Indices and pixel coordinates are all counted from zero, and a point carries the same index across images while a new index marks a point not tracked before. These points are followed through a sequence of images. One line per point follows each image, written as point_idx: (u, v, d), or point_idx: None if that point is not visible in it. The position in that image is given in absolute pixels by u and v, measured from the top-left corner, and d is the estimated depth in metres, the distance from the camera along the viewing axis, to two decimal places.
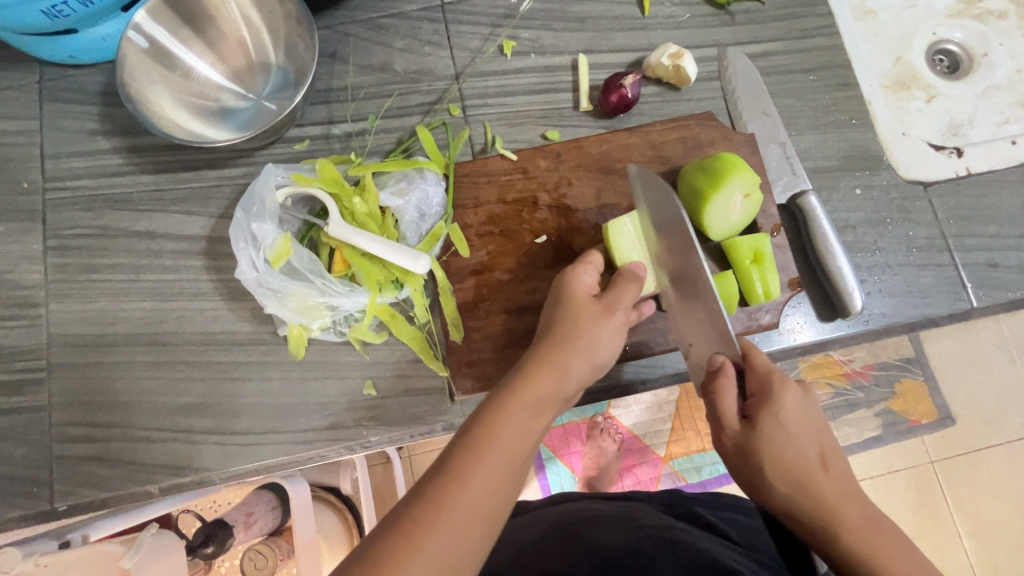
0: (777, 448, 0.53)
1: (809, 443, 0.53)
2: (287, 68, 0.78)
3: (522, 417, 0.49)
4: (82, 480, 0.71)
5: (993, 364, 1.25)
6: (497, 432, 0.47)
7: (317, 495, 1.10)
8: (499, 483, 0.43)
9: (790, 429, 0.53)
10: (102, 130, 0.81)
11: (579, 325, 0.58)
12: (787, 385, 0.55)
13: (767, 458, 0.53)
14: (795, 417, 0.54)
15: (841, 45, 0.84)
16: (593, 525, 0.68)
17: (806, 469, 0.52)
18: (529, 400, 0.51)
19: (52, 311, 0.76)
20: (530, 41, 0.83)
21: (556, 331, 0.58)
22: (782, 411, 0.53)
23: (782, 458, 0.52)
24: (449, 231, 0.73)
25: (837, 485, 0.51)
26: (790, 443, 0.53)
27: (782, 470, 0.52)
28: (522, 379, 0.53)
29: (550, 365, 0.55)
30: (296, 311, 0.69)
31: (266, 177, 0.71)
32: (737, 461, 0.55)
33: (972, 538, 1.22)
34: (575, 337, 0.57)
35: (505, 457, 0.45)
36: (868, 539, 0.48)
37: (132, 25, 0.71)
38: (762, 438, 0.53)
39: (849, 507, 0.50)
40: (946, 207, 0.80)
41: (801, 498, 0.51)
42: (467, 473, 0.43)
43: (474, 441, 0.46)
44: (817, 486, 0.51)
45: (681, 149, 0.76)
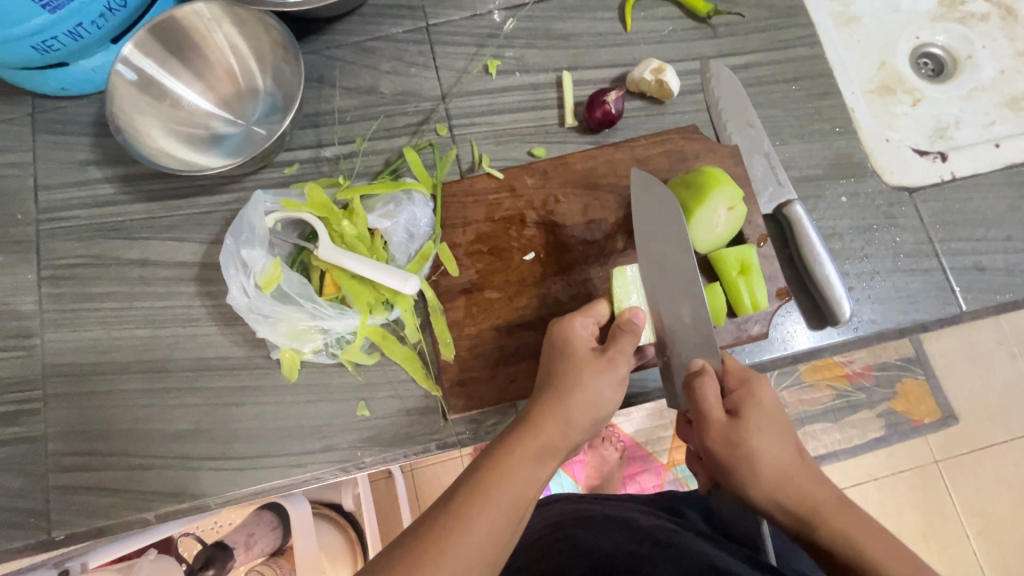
0: (763, 441, 0.56)
1: (786, 435, 0.57)
2: (275, 94, 0.79)
3: (527, 462, 0.50)
4: (78, 509, 0.72)
5: (993, 362, 1.25)
6: (502, 474, 0.48)
7: (319, 512, 1.08)
8: (498, 527, 0.45)
9: (771, 423, 0.57)
10: (94, 160, 0.82)
11: (581, 374, 0.57)
12: (763, 382, 0.59)
13: (755, 450, 0.56)
14: (772, 412, 0.58)
15: (822, 54, 0.85)
16: (588, 527, 0.67)
17: (787, 459, 0.56)
18: (536, 445, 0.52)
19: (48, 340, 0.77)
20: (515, 60, 0.84)
21: (558, 379, 0.57)
22: (761, 406, 0.58)
23: (766, 450, 0.56)
24: (438, 251, 0.73)
25: (810, 473, 0.56)
26: (771, 435, 0.57)
27: (770, 461, 0.55)
28: (529, 424, 0.54)
29: (559, 413, 0.54)
30: (288, 336, 0.70)
31: (255, 204, 0.71)
32: (726, 457, 0.57)
33: (979, 537, 1.21)
34: (577, 385, 0.56)
35: (508, 502, 0.47)
36: (849, 519, 0.52)
37: (121, 59, 0.73)
38: (749, 431, 0.56)
39: (824, 491, 0.55)
40: (932, 212, 0.80)
41: (785, 488, 0.55)
42: (471, 515, 0.45)
43: (479, 480, 0.48)
44: (796, 475, 0.55)
45: (666, 163, 0.77)
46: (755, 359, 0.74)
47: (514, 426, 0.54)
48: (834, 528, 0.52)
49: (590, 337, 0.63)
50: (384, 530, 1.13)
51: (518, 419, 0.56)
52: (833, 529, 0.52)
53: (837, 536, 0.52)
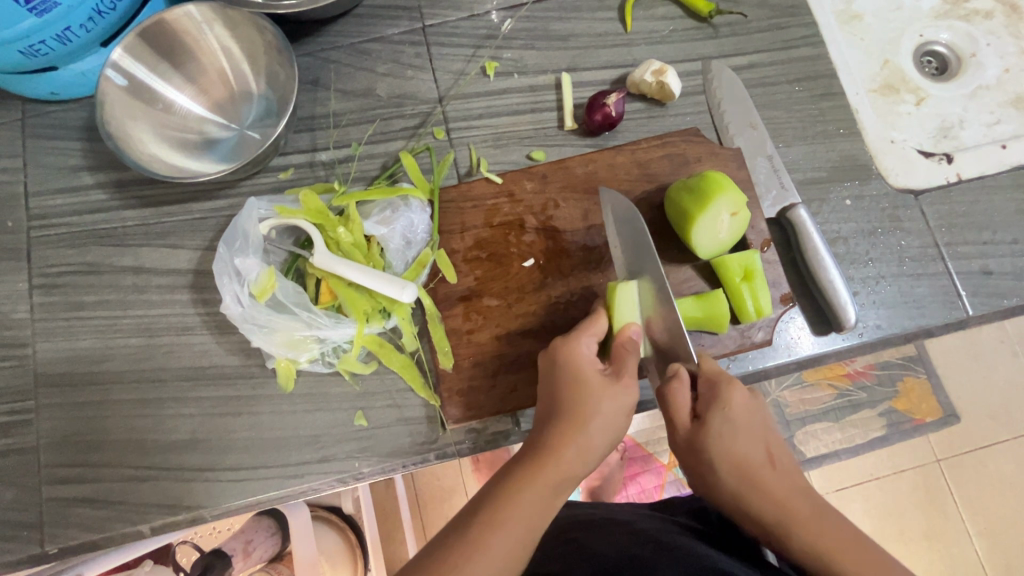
0: (727, 448, 0.54)
1: (754, 440, 0.55)
2: (269, 97, 0.78)
3: (530, 503, 0.48)
4: (72, 522, 0.70)
5: (995, 362, 1.24)
6: (503, 518, 0.46)
7: (316, 513, 1.06)
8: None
9: (737, 430, 0.55)
10: (85, 166, 0.80)
11: (593, 404, 0.53)
12: (733, 386, 0.55)
13: (718, 457, 0.54)
14: (741, 416, 0.55)
15: (826, 54, 0.84)
16: (591, 532, 0.64)
17: (754, 467, 0.54)
18: (552, 474, 0.50)
19: (40, 350, 0.75)
20: (513, 61, 0.82)
21: (573, 404, 0.54)
22: (728, 413, 0.55)
23: (729, 457, 0.54)
24: (436, 258, 0.72)
25: (778, 479, 0.54)
26: (737, 442, 0.54)
27: (733, 468, 0.54)
28: (538, 456, 0.51)
29: (575, 441, 0.52)
30: (284, 345, 0.69)
31: (249, 211, 0.70)
32: (689, 459, 0.57)
33: (982, 537, 1.21)
34: (586, 418, 0.53)
35: (522, 533, 0.46)
36: (819, 531, 0.51)
37: (111, 63, 0.71)
38: (713, 437, 0.54)
39: (795, 500, 0.53)
40: (938, 214, 0.79)
41: (752, 498, 0.54)
42: (484, 547, 0.44)
43: (481, 525, 0.46)
44: (764, 483, 0.54)
45: (668, 166, 0.75)
46: (758, 366, 0.73)
47: (524, 457, 0.52)
48: (802, 539, 0.51)
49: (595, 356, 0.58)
50: (384, 532, 1.11)
51: (525, 448, 0.53)
52: (799, 542, 0.51)
53: (803, 550, 0.51)
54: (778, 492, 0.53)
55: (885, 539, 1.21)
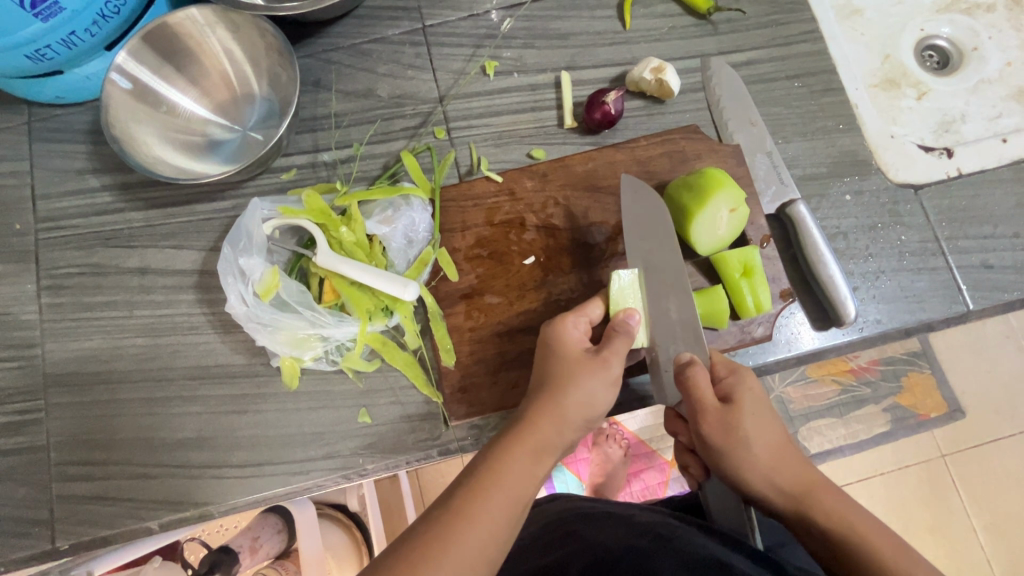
0: (755, 426, 0.58)
1: (774, 421, 0.59)
2: (272, 99, 0.79)
3: (517, 469, 0.50)
4: (82, 519, 0.72)
5: (1000, 356, 1.24)
6: (492, 484, 0.48)
7: (322, 511, 1.08)
8: (489, 538, 0.45)
9: (761, 411, 0.59)
10: (91, 168, 0.81)
11: (574, 378, 0.57)
12: (750, 374, 0.61)
13: (750, 435, 0.58)
14: (761, 397, 0.60)
15: (825, 50, 0.84)
16: (590, 522, 0.65)
17: (775, 445, 0.58)
18: (531, 446, 0.52)
19: (49, 349, 0.77)
20: (512, 60, 0.83)
21: (554, 378, 0.57)
22: (752, 395, 0.59)
23: (758, 436, 0.58)
24: (438, 256, 0.73)
25: (794, 456, 0.59)
26: (761, 419, 0.59)
27: (762, 446, 0.58)
28: (523, 429, 0.54)
29: (554, 413, 0.55)
30: (288, 344, 0.70)
31: (252, 211, 0.71)
32: (720, 442, 0.58)
33: (987, 532, 1.21)
34: (566, 391, 0.56)
35: (509, 503, 0.48)
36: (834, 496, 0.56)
37: (115, 67, 0.72)
38: (744, 417, 0.58)
39: (809, 470, 0.58)
40: (938, 209, 0.79)
41: (777, 474, 0.57)
42: (472, 515, 0.46)
43: (470, 492, 0.48)
44: (785, 454, 0.58)
45: (667, 164, 0.76)
46: (759, 361, 0.73)
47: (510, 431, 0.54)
48: (823, 509, 0.56)
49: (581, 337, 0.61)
50: (390, 529, 1.12)
51: (511, 424, 0.55)
52: (822, 512, 0.55)
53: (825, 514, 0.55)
54: (798, 468, 0.58)
55: None
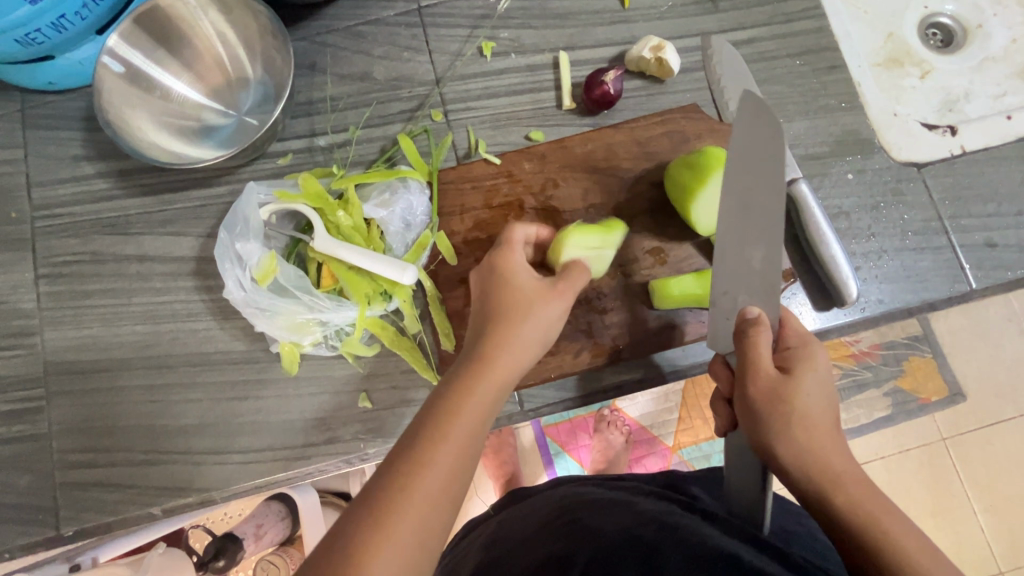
0: (806, 398, 0.54)
1: (829, 405, 0.54)
2: (266, 82, 0.78)
3: (489, 394, 0.50)
4: (85, 505, 0.72)
5: (1002, 339, 1.23)
6: (458, 409, 0.47)
7: (327, 500, 1.06)
8: (457, 462, 0.44)
9: (816, 390, 0.55)
10: (86, 155, 0.81)
11: (529, 306, 0.57)
12: (818, 355, 0.57)
13: (796, 406, 0.53)
14: (822, 378, 0.55)
15: (828, 27, 0.83)
16: (596, 510, 0.64)
17: (821, 426, 0.53)
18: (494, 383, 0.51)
19: (48, 337, 0.76)
20: (510, 41, 0.82)
21: (510, 308, 0.57)
22: (811, 373, 0.55)
23: (805, 412, 0.53)
24: (436, 240, 0.72)
25: (839, 448, 0.53)
26: (813, 395, 0.54)
27: (807, 418, 0.53)
28: (488, 359, 0.53)
29: (510, 342, 0.55)
30: (287, 329, 0.69)
31: (249, 196, 0.71)
32: (762, 401, 0.54)
33: (987, 513, 1.21)
34: (520, 320, 0.56)
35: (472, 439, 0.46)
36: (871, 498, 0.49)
37: (107, 50, 0.71)
38: (797, 389, 0.54)
39: (853, 466, 0.52)
40: (942, 187, 0.78)
41: (813, 453, 0.52)
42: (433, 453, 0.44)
43: (444, 418, 0.47)
44: (828, 437, 0.53)
45: (667, 144, 0.75)
46: None
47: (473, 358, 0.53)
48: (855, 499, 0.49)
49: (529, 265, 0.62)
50: None
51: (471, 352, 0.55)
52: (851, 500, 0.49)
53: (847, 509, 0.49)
54: (840, 456, 0.52)
55: None
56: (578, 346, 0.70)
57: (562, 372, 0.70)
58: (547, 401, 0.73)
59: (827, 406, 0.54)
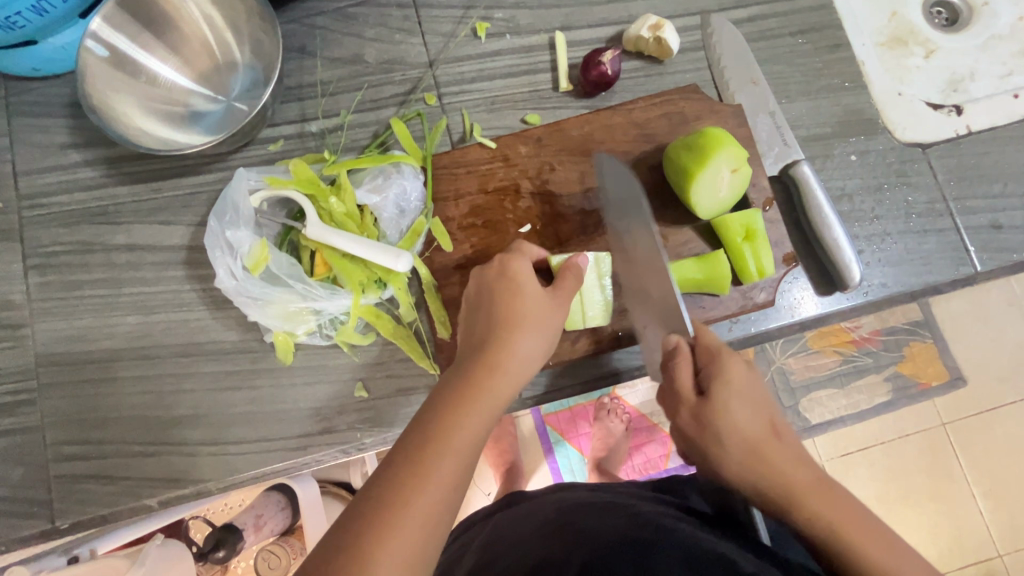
0: (733, 418, 0.56)
1: (758, 415, 0.57)
2: (255, 66, 0.76)
3: (490, 404, 0.50)
4: (81, 497, 0.71)
5: (1004, 323, 1.22)
6: (458, 424, 0.47)
7: (326, 489, 1.06)
8: (456, 481, 0.44)
9: (741, 398, 0.57)
10: (73, 143, 0.79)
11: (530, 313, 0.57)
12: (733, 359, 0.58)
13: (723, 426, 0.56)
14: (744, 387, 0.57)
15: (830, 5, 0.80)
16: (592, 513, 0.63)
17: (756, 435, 0.56)
18: (492, 392, 0.50)
19: (39, 329, 0.75)
20: (504, 22, 0.79)
21: (507, 313, 0.56)
22: (732, 383, 0.57)
23: (735, 429, 0.56)
24: (431, 226, 0.71)
25: (783, 453, 0.55)
26: (738, 411, 0.56)
27: (739, 438, 0.56)
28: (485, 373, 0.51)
29: (506, 348, 0.54)
30: (280, 318, 0.68)
31: (238, 182, 0.69)
32: (697, 431, 0.58)
33: (986, 498, 1.21)
34: (521, 328, 0.55)
35: (469, 452, 0.46)
36: (821, 501, 0.52)
37: (90, 33, 0.69)
38: (720, 411, 0.56)
39: (796, 470, 0.54)
40: (947, 168, 0.77)
41: (755, 470, 0.55)
42: (431, 467, 0.44)
43: (442, 429, 0.46)
44: (765, 450, 0.55)
45: (666, 126, 0.73)
46: (761, 328, 0.72)
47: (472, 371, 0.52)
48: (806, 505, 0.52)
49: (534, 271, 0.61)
50: None
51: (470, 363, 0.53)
52: (805, 506, 0.52)
53: (801, 517, 0.52)
54: (781, 461, 0.55)
55: (890, 502, 1.21)
56: (576, 333, 0.69)
57: (560, 360, 0.69)
58: (546, 388, 0.73)
59: (756, 416, 0.56)
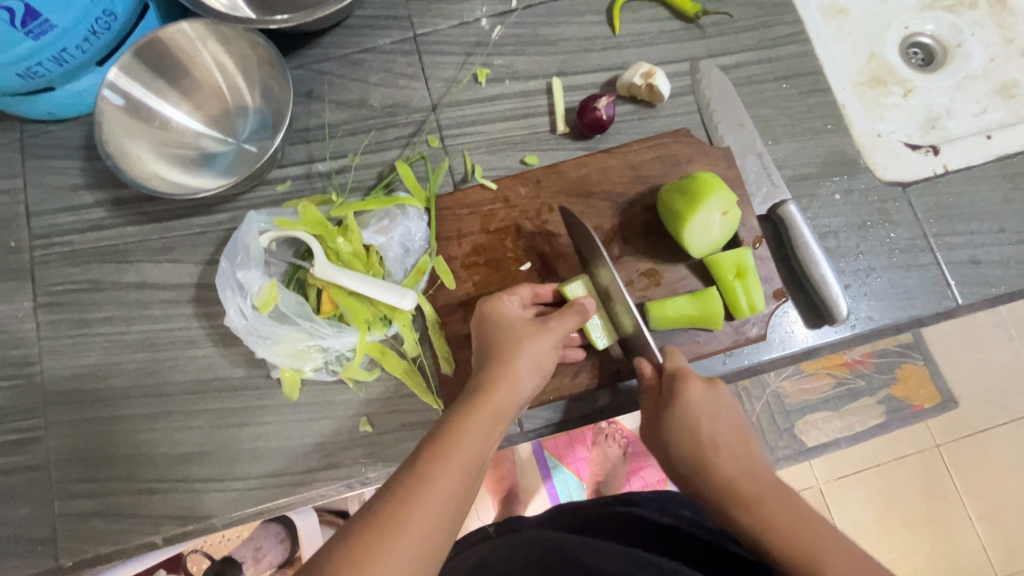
0: (682, 433, 0.59)
1: (708, 431, 0.59)
2: (265, 111, 0.79)
3: (486, 419, 0.53)
4: (86, 536, 0.72)
5: (991, 347, 1.25)
6: (455, 439, 0.50)
7: (324, 519, 0.99)
8: (457, 485, 0.47)
9: (690, 419, 0.59)
10: (84, 184, 0.81)
11: (520, 340, 0.60)
12: (687, 380, 0.60)
13: (673, 449, 0.60)
14: (693, 406, 0.60)
15: (812, 51, 0.85)
16: (587, 547, 0.61)
17: (703, 454, 0.58)
18: (490, 411, 0.54)
19: (48, 367, 0.76)
20: (504, 68, 0.83)
21: (501, 344, 0.60)
22: (683, 404, 0.60)
23: (683, 444, 0.59)
24: (434, 265, 0.73)
25: (738, 469, 0.56)
26: (688, 429, 0.59)
27: (686, 452, 0.58)
28: (481, 392, 0.56)
29: (503, 374, 0.57)
30: (288, 355, 0.70)
31: (249, 225, 0.71)
32: (656, 448, 0.62)
33: (981, 519, 1.23)
34: (512, 354, 0.59)
35: (468, 463, 0.49)
36: (763, 515, 0.51)
37: (107, 83, 0.73)
38: (672, 426, 0.60)
39: (745, 483, 0.55)
40: (926, 206, 0.80)
41: (705, 480, 0.56)
42: (428, 474, 0.47)
43: (441, 444, 0.50)
44: (715, 465, 0.57)
45: (659, 167, 0.76)
46: (754, 361, 0.75)
47: (465, 397, 0.56)
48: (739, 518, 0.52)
49: (519, 311, 0.65)
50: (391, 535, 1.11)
51: (466, 392, 0.58)
52: (743, 524, 0.52)
53: (743, 528, 0.52)
54: (723, 476, 0.56)
55: (887, 524, 1.22)
56: (575, 367, 0.72)
57: (560, 394, 0.72)
58: (546, 421, 0.75)
59: (705, 433, 0.58)
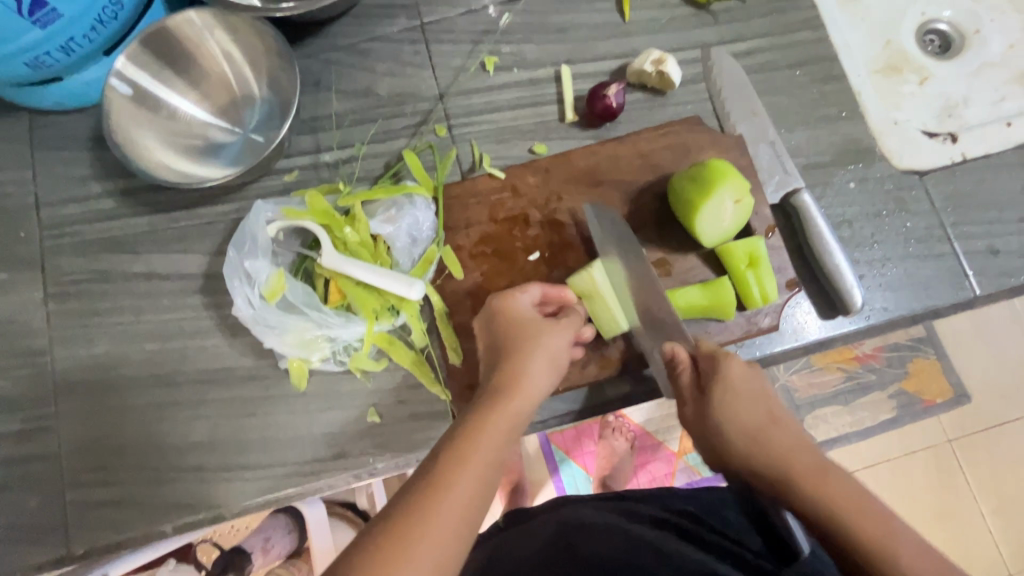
0: (731, 407, 0.56)
1: (757, 403, 0.56)
2: (272, 100, 0.79)
3: (505, 422, 0.52)
4: (97, 524, 0.72)
5: (1007, 340, 1.23)
6: (475, 443, 0.49)
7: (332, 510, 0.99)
8: (476, 488, 0.46)
9: (740, 393, 0.57)
10: (93, 175, 0.81)
11: (535, 338, 0.61)
12: (731, 358, 0.59)
13: (722, 424, 0.56)
14: (740, 382, 0.57)
15: (826, 37, 0.83)
16: (591, 534, 0.62)
17: (758, 427, 0.54)
18: (507, 414, 0.53)
19: (58, 357, 0.77)
20: (512, 56, 0.82)
21: (516, 343, 0.60)
22: (730, 379, 0.57)
23: (734, 419, 0.55)
24: (442, 254, 0.73)
25: (795, 444, 0.53)
26: (737, 404, 0.56)
27: (735, 426, 0.55)
28: (499, 393, 0.55)
29: (516, 374, 0.57)
30: (296, 345, 0.70)
31: (256, 214, 0.71)
32: (699, 427, 0.58)
33: (994, 516, 1.21)
34: (526, 354, 0.59)
35: (488, 466, 0.48)
36: (827, 489, 0.48)
37: (115, 72, 0.72)
38: (722, 401, 0.57)
39: (803, 456, 0.51)
40: (944, 194, 0.79)
41: (760, 453, 0.53)
42: (447, 479, 0.46)
43: (458, 446, 0.49)
44: (772, 438, 0.53)
45: (670, 156, 0.75)
46: (766, 352, 0.74)
47: (483, 399, 0.55)
48: (807, 496, 0.48)
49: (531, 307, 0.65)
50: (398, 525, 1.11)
51: (484, 394, 0.57)
52: (803, 498, 0.48)
53: (802, 499, 0.48)
54: (783, 451, 0.52)
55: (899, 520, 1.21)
56: (584, 358, 0.71)
57: (569, 385, 0.71)
58: (555, 413, 0.74)
59: (753, 408, 0.55)
